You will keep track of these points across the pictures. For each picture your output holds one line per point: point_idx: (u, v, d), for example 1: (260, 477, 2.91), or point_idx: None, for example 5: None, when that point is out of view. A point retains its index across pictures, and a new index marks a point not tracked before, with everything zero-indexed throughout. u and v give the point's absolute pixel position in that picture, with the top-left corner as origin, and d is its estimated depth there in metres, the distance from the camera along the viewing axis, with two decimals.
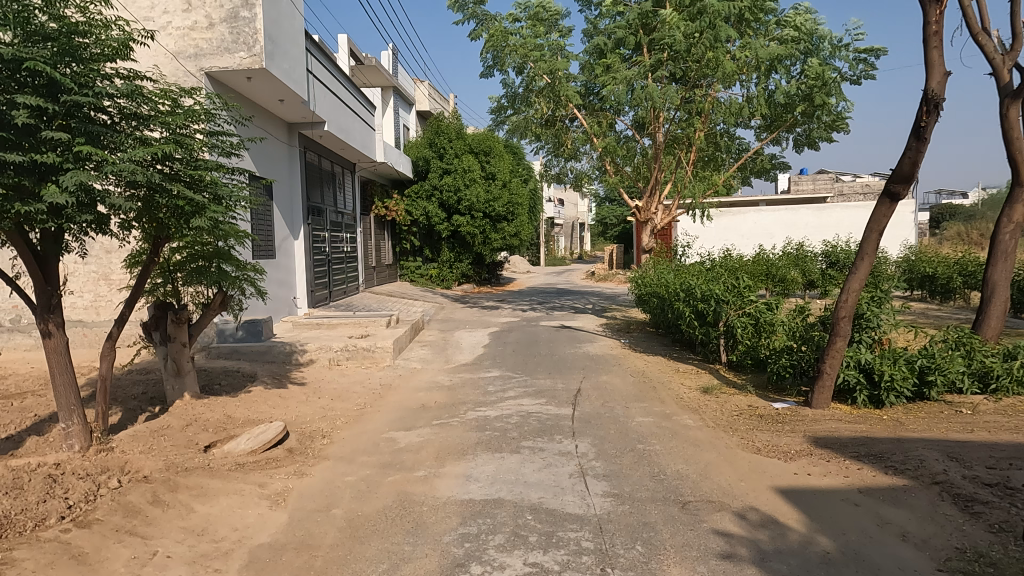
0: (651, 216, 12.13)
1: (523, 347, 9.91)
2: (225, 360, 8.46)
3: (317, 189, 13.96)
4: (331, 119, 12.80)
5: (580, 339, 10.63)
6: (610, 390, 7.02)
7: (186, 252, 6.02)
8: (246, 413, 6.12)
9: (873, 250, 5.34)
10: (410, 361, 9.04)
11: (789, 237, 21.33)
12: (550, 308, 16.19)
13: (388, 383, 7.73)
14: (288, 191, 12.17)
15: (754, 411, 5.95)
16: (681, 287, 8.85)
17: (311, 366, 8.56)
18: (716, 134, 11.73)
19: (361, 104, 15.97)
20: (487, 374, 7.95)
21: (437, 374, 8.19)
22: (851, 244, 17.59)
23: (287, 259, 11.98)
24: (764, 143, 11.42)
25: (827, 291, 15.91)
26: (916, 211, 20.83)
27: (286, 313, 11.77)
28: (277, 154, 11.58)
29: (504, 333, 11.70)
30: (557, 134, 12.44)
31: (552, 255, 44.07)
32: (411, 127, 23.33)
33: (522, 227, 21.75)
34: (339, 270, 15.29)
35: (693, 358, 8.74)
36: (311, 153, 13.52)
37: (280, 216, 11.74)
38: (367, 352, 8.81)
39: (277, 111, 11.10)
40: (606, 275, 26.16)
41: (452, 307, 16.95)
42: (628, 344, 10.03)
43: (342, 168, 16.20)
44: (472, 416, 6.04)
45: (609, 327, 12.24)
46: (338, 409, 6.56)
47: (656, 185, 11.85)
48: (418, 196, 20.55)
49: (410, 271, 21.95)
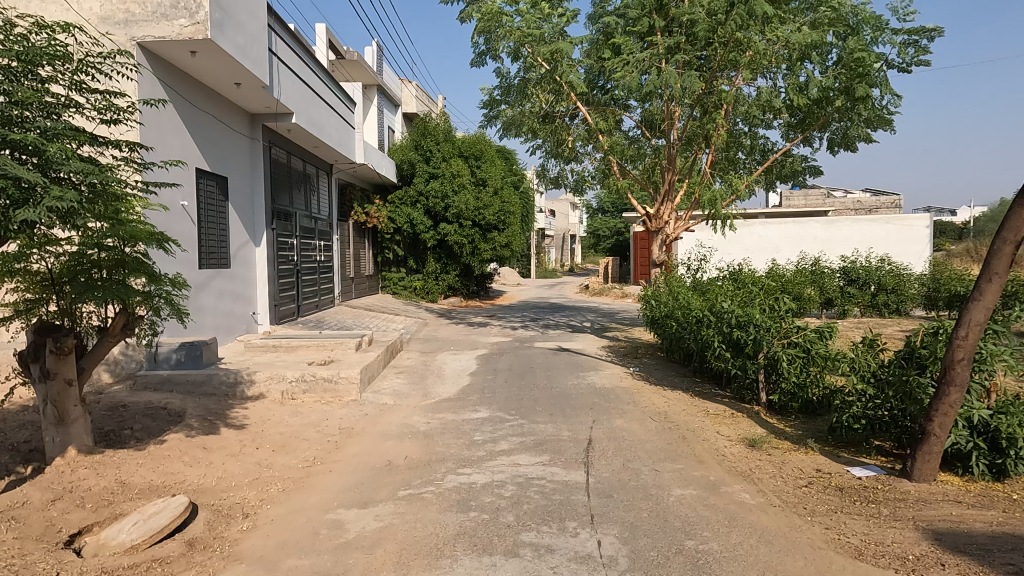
0: (663, 225, 10.54)
1: (517, 377, 8.41)
2: (153, 393, 6.88)
3: (285, 190, 12.40)
4: (301, 109, 11.26)
5: (582, 367, 9.13)
6: (629, 442, 5.52)
7: (74, 260, 4.54)
8: (149, 477, 4.56)
9: (1006, 267, 3.89)
10: (381, 395, 7.51)
11: (798, 251, 20.06)
12: (544, 326, 14.71)
13: (350, 427, 6.20)
14: (248, 192, 10.67)
15: (828, 481, 4.45)
16: (706, 308, 7.38)
17: (258, 402, 7.02)
18: (738, 134, 10.23)
19: (339, 98, 14.51)
20: (473, 416, 6.43)
21: (413, 413, 6.66)
22: (870, 258, 16.28)
23: (245, 270, 10.43)
24: (793, 145, 10.02)
25: (847, 311, 14.60)
26: (930, 225, 19.74)
27: (241, 331, 10.22)
28: (233, 147, 10.05)
29: (494, 358, 10.19)
30: (557, 132, 11.00)
31: (543, 268, 42.56)
32: (396, 128, 21.94)
33: (514, 237, 20.18)
34: (311, 283, 13.72)
35: (721, 394, 7.28)
36: (279, 150, 11.97)
37: (237, 219, 10.22)
38: (329, 384, 7.28)
39: (233, 96, 9.59)
40: (602, 289, 24.82)
41: (437, 323, 15.41)
42: (639, 374, 8.54)
43: (316, 169, 14.69)
44: (453, 484, 4.52)
45: (613, 350, 10.76)
46: (277, 469, 5.01)
47: (670, 189, 10.42)
48: (402, 202, 19.05)
49: (392, 283, 20.48)
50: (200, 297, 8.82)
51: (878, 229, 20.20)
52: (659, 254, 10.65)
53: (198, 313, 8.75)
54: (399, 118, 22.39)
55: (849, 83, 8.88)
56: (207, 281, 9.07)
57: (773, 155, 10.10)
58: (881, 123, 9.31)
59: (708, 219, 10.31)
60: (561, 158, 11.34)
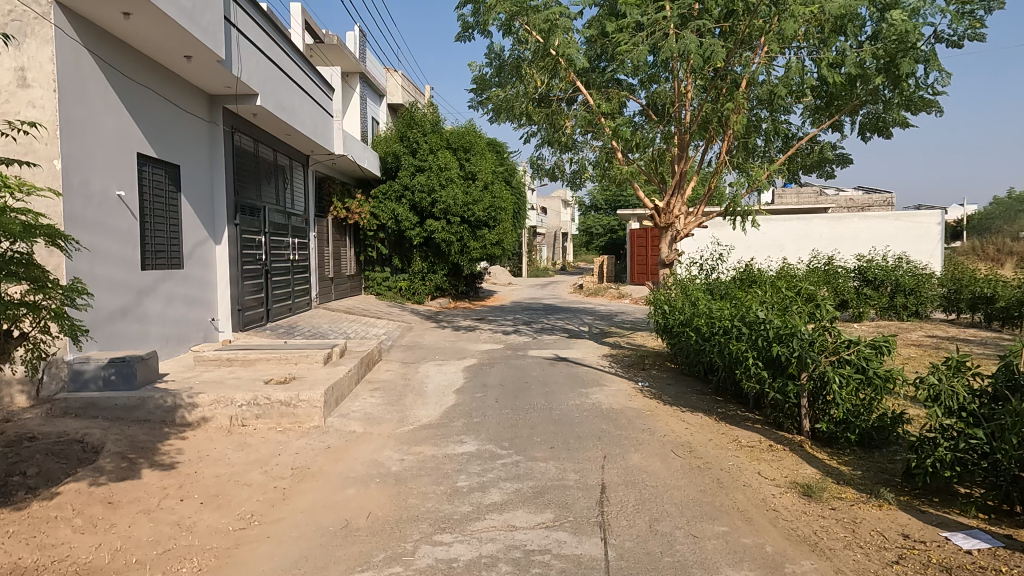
0: (673, 221, 9.41)
1: (510, 395, 7.27)
2: (71, 421, 5.68)
3: (252, 182, 11.17)
4: (267, 90, 10.06)
5: (584, 381, 8.01)
6: (651, 490, 4.39)
7: None
8: (16, 555, 3.38)
9: None
10: (350, 418, 6.36)
11: (804, 249, 19.10)
12: (538, 331, 13.58)
13: (306, 466, 5.04)
14: (207, 184, 9.50)
15: (928, 557, 3.33)
16: (731, 317, 6.28)
17: (200, 432, 5.84)
18: (757, 119, 9.12)
19: (314, 82, 13.29)
20: (458, 450, 5.29)
21: (385, 445, 5.51)
22: (885, 256, 15.27)
23: (202, 271, 9.23)
24: (820, 130, 8.89)
25: (863, 314, 13.57)
26: (940, 222, 18.84)
27: (196, 341, 9.04)
28: (187, 131, 8.86)
29: (484, 369, 9.04)
30: (553, 117, 9.84)
31: (535, 267, 41.39)
32: (380, 120, 20.77)
33: (505, 234, 19.04)
34: (283, 285, 12.52)
35: (751, 419, 6.17)
36: (244, 137, 10.76)
37: (193, 214, 9.04)
38: (286, 408, 6.11)
39: (184, 72, 8.41)
40: (597, 289, 23.75)
41: (422, 327, 14.24)
42: (650, 392, 7.43)
43: (290, 160, 13.49)
44: (427, 563, 3.36)
45: (616, 360, 9.65)
46: (198, 534, 3.83)
47: (680, 179, 9.32)
48: (386, 197, 17.89)
49: (375, 284, 19.29)
50: (145, 302, 7.63)
51: (886, 226, 19.29)
52: (668, 252, 9.51)
53: (143, 323, 7.56)
54: (383, 109, 21.21)
55: (889, 59, 7.74)
56: (154, 285, 7.87)
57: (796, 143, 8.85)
58: (921, 107, 8.20)
59: (724, 215, 9.21)
60: (558, 147, 10.15)
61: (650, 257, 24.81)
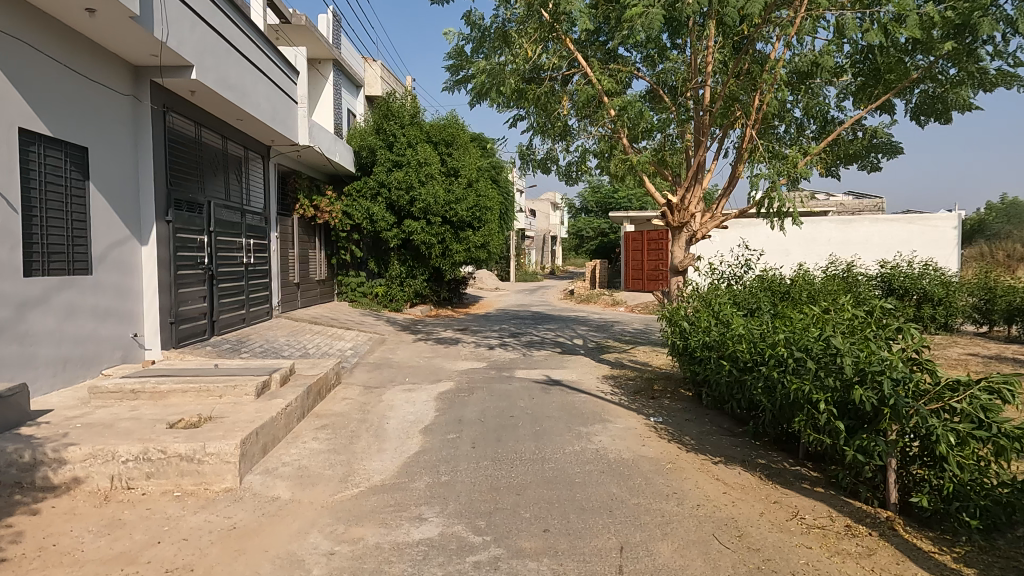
0: (689, 219, 7.88)
1: (491, 438, 5.73)
2: None
3: (194, 172, 9.57)
4: (206, 63, 8.50)
5: (584, 417, 6.47)
6: None
7: None
8: None
9: None
10: (278, 476, 4.79)
11: (830, 253, 17.91)
12: (527, 344, 12.02)
13: (189, 565, 3.47)
14: (130, 172, 7.93)
15: None
16: (779, 342, 4.76)
17: (65, 502, 4.25)
18: (789, 101, 7.63)
19: (276, 63, 11.73)
20: (414, 537, 3.74)
21: (314, 527, 3.94)
22: (911, 261, 13.85)
23: (120, 276, 7.64)
24: (866, 113, 7.36)
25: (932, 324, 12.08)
26: (959, 226, 17.52)
27: (113, 362, 7.44)
28: (99, 106, 7.29)
29: (461, 397, 7.49)
30: (546, 98, 8.35)
31: (523, 271, 39.91)
32: (357, 112, 19.20)
33: (491, 237, 17.47)
34: (234, 291, 10.94)
35: (807, 480, 4.65)
36: (182, 119, 9.17)
37: (109, 207, 7.45)
38: (188, 466, 4.53)
39: (91, 31, 6.86)
40: (591, 295, 22.29)
41: (396, 340, 12.68)
42: (666, 434, 5.91)
43: (246, 150, 11.91)
44: None
45: (619, 384, 8.15)
46: None
47: (697, 170, 7.81)
48: (360, 194, 16.28)
49: (349, 290, 17.70)
50: (31, 317, 6.04)
51: (900, 231, 17.98)
52: (682, 256, 7.92)
53: (27, 343, 5.96)
54: (360, 101, 19.66)
55: (961, 21, 6.28)
56: (47, 295, 6.29)
57: (837, 127, 7.36)
58: (993, 84, 6.75)
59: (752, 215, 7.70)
60: (550, 136, 8.67)
61: (647, 263, 23.32)
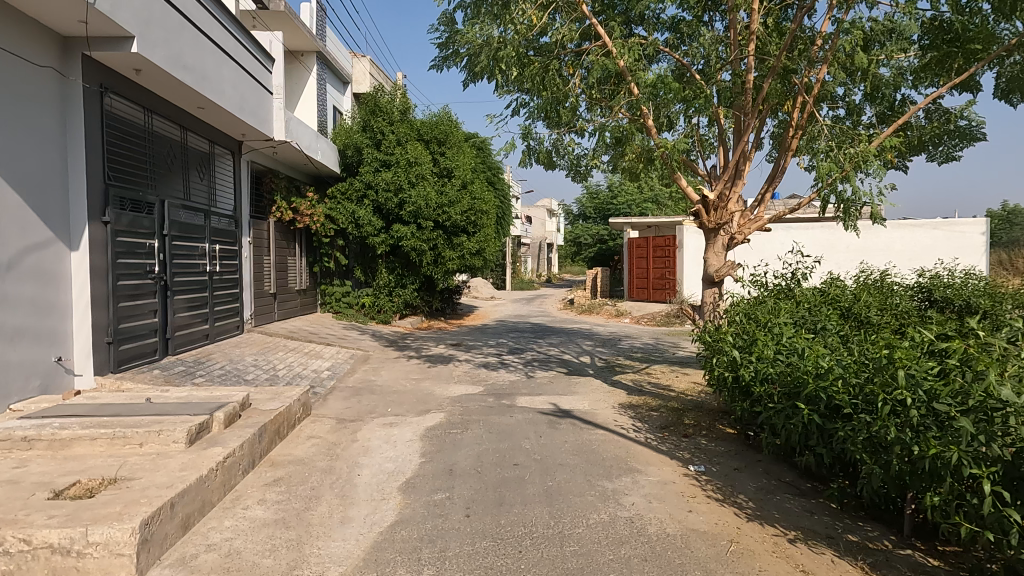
0: (727, 218, 6.61)
1: (491, 501, 4.39)
2: None
3: (141, 165, 8.23)
4: (151, 35, 7.21)
5: (606, 466, 5.14)
6: None
7: None
8: None
9: None
10: (194, 568, 3.43)
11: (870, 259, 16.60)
12: (528, 363, 10.69)
13: None
14: (55, 162, 6.61)
15: None
16: (887, 384, 3.44)
17: None
18: (847, 78, 6.40)
19: (247, 46, 10.44)
20: None
21: None
22: (949, 268, 12.63)
23: (38, 287, 6.29)
24: (944, 91, 6.11)
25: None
26: (985, 232, 16.54)
27: (28, 392, 6.08)
28: (13, 81, 5.98)
29: (452, 435, 6.14)
30: (553, 74, 7.06)
31: (519, 279, 38.64)
32: (342, 109, 17.89)
33: (488, 243, 16.16)
34: (195, 303, 9.58)
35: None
36: (126, 103, 7.85)
37: (23, 205, 6.10)
38: (63, 561, 3.19)
39: None
40: (592, 305, 21.03)
41: (381, 357, 11.33)
42: (716, 493, 4.57)
43: (212, 145, 10.58)
44: None
45: (641, 416, 6.82)
46: None
47: (737, 160, 6.55)
48: (345, 197, 14.97)
49: (333, 300, 16.38)
50: None
51: (922, 237, 16.87)
52: (718, 263, 6.65)
53: None
54: (346, 97, 18.35)
55: None
56: None
57: (910, 108, 6.09)
58: None
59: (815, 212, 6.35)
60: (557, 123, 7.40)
61: (652, 270, 21.96)
